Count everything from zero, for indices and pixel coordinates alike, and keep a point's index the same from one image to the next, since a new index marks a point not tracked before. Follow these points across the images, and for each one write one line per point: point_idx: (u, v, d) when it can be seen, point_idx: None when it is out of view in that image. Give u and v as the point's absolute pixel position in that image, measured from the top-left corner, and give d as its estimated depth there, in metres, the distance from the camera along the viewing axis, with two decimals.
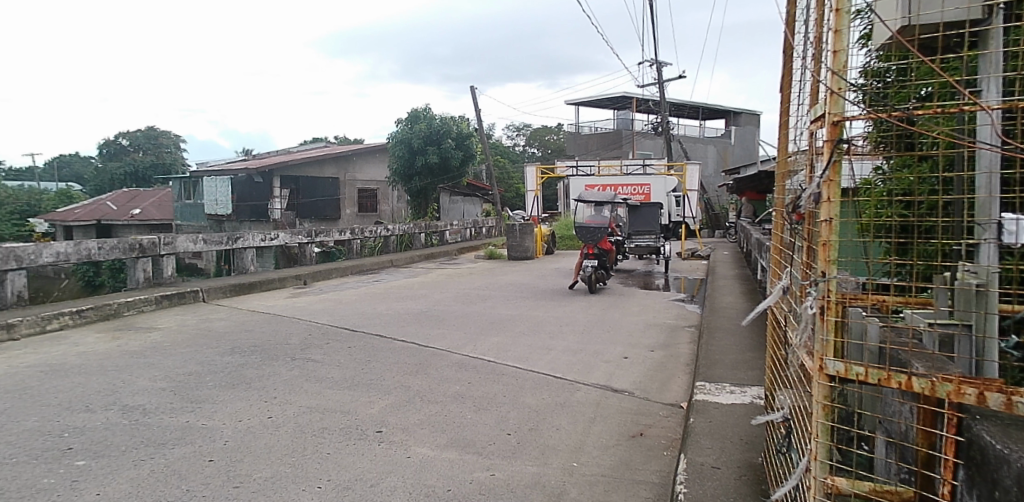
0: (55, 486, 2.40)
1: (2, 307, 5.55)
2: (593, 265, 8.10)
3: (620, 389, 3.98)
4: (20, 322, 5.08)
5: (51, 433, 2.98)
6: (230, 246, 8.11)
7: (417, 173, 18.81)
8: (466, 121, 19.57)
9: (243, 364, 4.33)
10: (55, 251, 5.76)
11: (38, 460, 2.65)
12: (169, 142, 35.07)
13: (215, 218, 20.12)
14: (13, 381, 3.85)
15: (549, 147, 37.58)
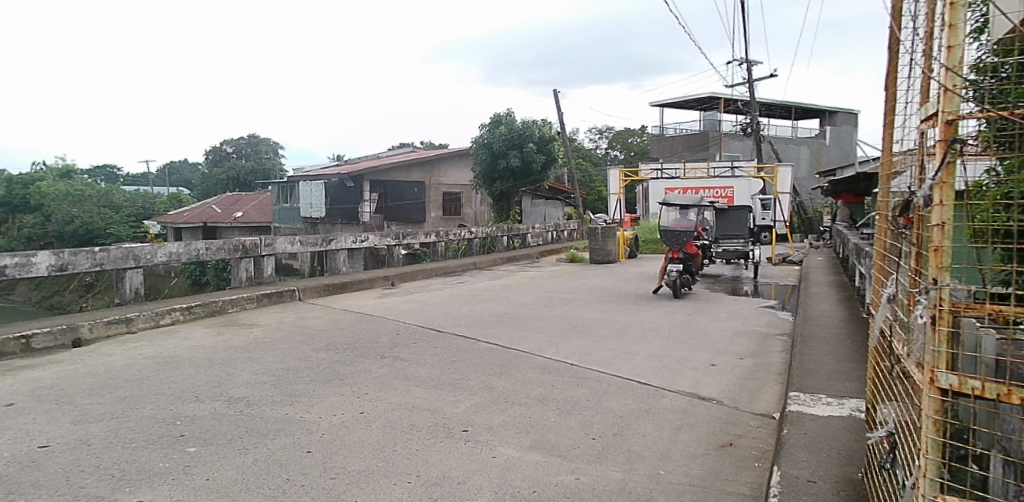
0: (170, 470, 2.64)
1: (122, 302, 6.11)
2: (678, 269, 7.86)
3: (708, 397, 3.85)
4: (137, 316, 5.61)
5: (166, 420, 3.29)
6: (324, 247, 8.60)
7: (499, 176, 19.09)
8: (548, 124, 19.62)
9: (336, 361, 4.58)
10: (167, 252, 6.33)
11: (156, 446, 2.92)
12: (269, 148, 36.78)
13: (310, 221, 21.25)
14: (137, 371, 4.28)
15: (632, 150, 36.97)
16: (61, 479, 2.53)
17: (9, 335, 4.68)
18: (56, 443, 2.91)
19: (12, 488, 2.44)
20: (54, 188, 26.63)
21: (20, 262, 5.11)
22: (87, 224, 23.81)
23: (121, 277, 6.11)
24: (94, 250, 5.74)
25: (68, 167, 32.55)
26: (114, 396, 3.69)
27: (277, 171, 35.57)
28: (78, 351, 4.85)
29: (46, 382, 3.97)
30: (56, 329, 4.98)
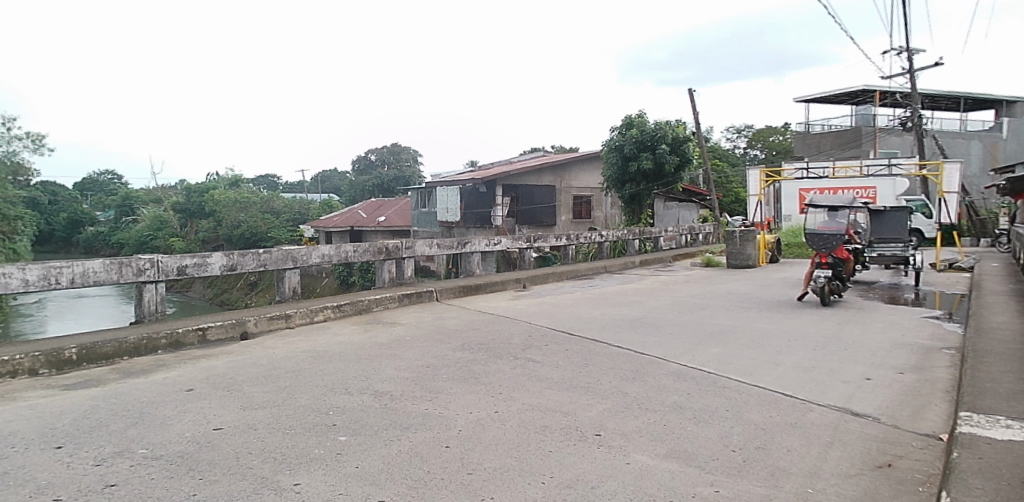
0: (324, 456, 2.93)
1: (282, 300, 6.85)
2: (827, 276, 7.17)
3: (860, 413, 3.49)
4: (295, 313, 6.28)
5: (321, 410, 3.67)
6: (459, 250, 9.02)
7: (631, 178, 18.74)
8: (683, 124, 18.95)
9: (471, 360, 4.80)
10: (320, 254, 7.03)
11: (314, 433, 3.27)
12: (410, 155, 39.96)
13: (446, 225, 22.30)
14: (296, 363, 4.80)
15: (774, 149, 34.54)
16: (233, 458, 2.89)
17: (189, 327, 5.40)
18: (228, 427, 3.34)
19: (195, 463, 2.82)
20: (231, 198, 30.76)
21: (198, 261, 5.88)
22: (253, 229, 27.75)
23: (281, 277, 6.85)
24: (258, 252, 6.48)
25: (239, 178, 37.47)
26: (276, 386, 4.17)
27: (416, 178, 38.12)
28: (247, 344, 5.54)
29: (222, 370, 4.59)
30: (228, 323, 5.69)
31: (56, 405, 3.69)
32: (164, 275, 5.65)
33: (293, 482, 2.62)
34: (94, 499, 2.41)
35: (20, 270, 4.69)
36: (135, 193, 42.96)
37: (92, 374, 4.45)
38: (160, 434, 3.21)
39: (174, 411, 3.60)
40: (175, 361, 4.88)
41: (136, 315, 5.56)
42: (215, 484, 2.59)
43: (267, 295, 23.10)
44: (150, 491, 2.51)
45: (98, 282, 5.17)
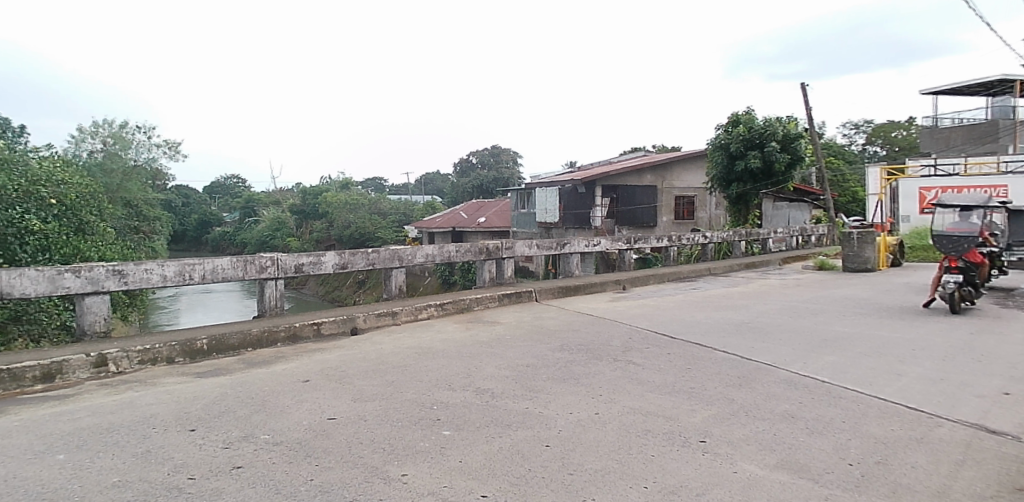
0: (429, 449, 3.09)
1: (389, 297, 7.24)
2: (957, 281, 6.41)
3: (1000, 430, 3.12)
4: (401, 310, 6.62)
5: (426, 405, 3.86)
6: (558, 251, 9.05)
7: (737, 177, 17.83)
8: (795, 121, 17.77)
9: (570, 361, 4.82)
10: (425, 253, 7.36)
11: (419, 426, 3.45)
12: (510, 157, 40.59)
13: (545, 226, 22.43)
14: (402, 359, 5.07)
15: (897, 145, 31.64)
16: (346, 447, 3.12)
17: (305, 322, 5.86)
18: (340, 417, 3.60)
19: (311, 450, 3.08)
20: (342, 199, 32.91)
21: (313, 260, 6.36)
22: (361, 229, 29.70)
23: (388, 276, 7.23)
24: (367, 252, 6.90)
25: (350, 181, 39.89)
26: (384, 380, 4.44)
27: (515, 179, 38.70)
28: (357, 339, 5.91)
29: (334, 364, 4.95)
30: (339, 318, 6.11)
31: (191, 391, 4.15)
32: (283, 272, 6.17)
33: (401, 473, 2.78)
34: (223, 479, 2.70)
35: (159, 266, 5.29)
36: (257, 196, 47.32)
37: (221, 364, 4.96)
38: (280, 421, 3.52)
39: (293, 401, 3.94)
40: (293, 353, 5.32)
41: (258, 309, 6.11)
42: (329, 471, 2.81)
43: (374, 293, 24.55)
44: (271, 474, 2.76)
45: (225, 278, 5.73)
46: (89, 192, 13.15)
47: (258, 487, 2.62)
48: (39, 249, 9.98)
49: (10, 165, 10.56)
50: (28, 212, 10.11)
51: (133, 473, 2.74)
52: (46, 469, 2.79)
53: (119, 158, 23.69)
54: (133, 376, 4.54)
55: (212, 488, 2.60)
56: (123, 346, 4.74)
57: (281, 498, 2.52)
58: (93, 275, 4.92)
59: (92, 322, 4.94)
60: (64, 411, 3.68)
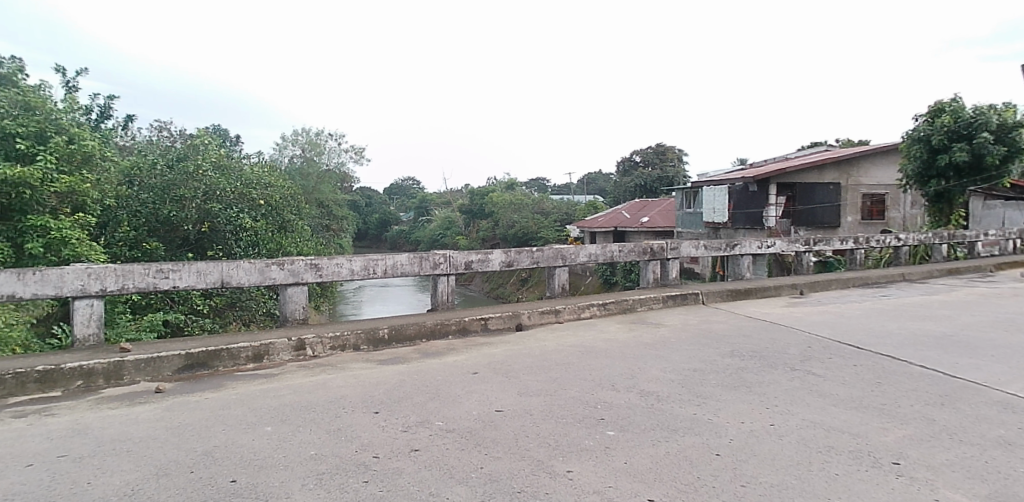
0: (594, 448, 3.18)
1: (553, 295, 7.47)
2: None
3: None
4: (564, 308, 6.80)
5: (591, 403, 3.95)
6: (728, 252, 8.56)
7: (939, 174, 15.35)
8: (1015, 108, 14.92)
9: (741, 368, 4.59)
10: (587, 252, 7.46)
11: (584, 424, 3.56)
12: (675, 155, 39.11)
13: (712, 226, 21.34)
14: (565, 357, 5.24)
15: None
16: (513, 439, 3.34)
17: (474, 316, 6.28)
18: (507, 410, 3.84)
19: (480, 440, 3.34)
20: (506, 199, 34.47)
21: (482, 258, 6.80)
22: (524, 229, 30.91)
23: (552, 274, 7.45)
24: (532, 250, 7.16)
25: (514, 182, 41.57)
26: (547, 376, 4.62)
27: (679, 178, 37.26)
28: (521, 335, 6.22)
29: (500, 358, 5.26)
30: (505, 314, 6.46)
31: (376, 377, 4.71)
32: (454, 269, 6.67)
33: (566, 469, 2.91)
34: (403, 460, 3.06)
35: (348, 261, 6.02)
36: (430, 197, 51.46)
37: (400, 353, 5.55)
38: (453, 410, 3.86)
39: (463, 392, 4.29)
40: (463, 346, 5.76)
41: (432, 302, 6.70)
42: (497, 461, 3.03)
43: (535, 291, 25.44)
44: (445, 459, 3.06)
45: (405, 273, 6.35)
46: (291, 194, 15.32)
47: (433, 470, 2.92)
48: (250, 244, 12.59)
49: (231, 171, 12.92)
50: (242, 212, 12.42)
51: (328, 448, 3.21)
52: (261, 438, 3.38)
53: (314, 164, 28.04)
54: (326, 360, 5.26)
55: (393, 468, 2.96)
56: (318, 333, 5.48)
57: (456, 482, 2.79)
58: (295, 268, 5.73)
59: (293, 310, 5.78)
60: (280, 389, 4.38)
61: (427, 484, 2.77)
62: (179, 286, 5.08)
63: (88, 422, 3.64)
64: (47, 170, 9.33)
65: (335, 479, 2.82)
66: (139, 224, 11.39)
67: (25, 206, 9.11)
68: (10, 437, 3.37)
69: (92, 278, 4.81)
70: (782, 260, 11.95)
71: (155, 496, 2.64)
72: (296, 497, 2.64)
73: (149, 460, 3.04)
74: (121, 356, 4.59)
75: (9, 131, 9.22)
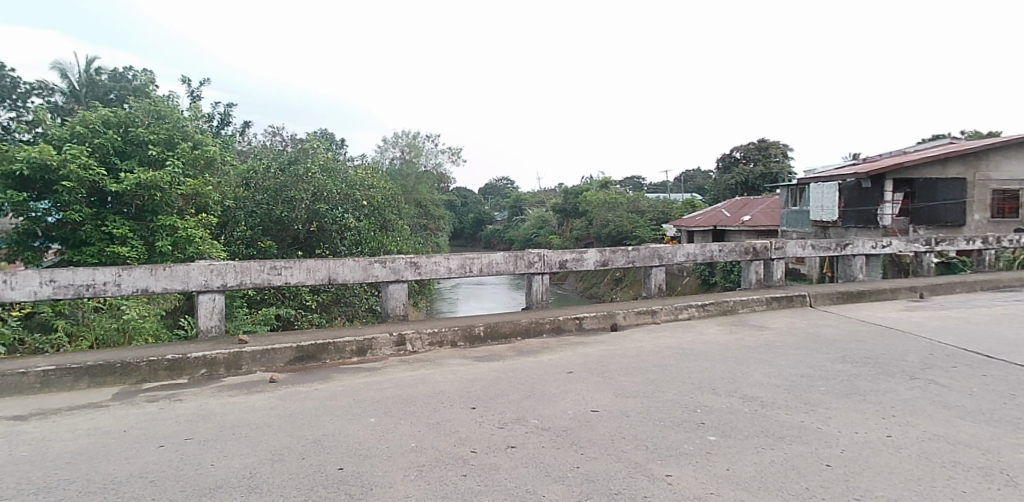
0: (694, 453, 3.14)
1: (649, 295, 7.36)
2: None
3: None
4: (660, 309, 6.69)
5: (689, 407, 3.89)
6: (839, 252, 7.99)
7: None
8: None
9: (853, 375, 4.31)
10: (686, 252, 7.28)
11: (683, 428, 3.52)
12: (779, 150, 36.60)
13: (820, 224, 19.95)
14: (661, 358, 5.16)
15: None
16: (609, 440, 3.37)
17: (569, 316, 6.34)
18: (603, 411, 3.88)
19: (576, 439, 3.40)
20: (602, 199, 34.50)
21: (576, 257, 6.84)
22: (619, 228, 30.46)
23: (648, 274, 7.34)
24: (628, 249, 7.08)
25: (608, 180, 40.96)
26: (644, 378, 4.59)
27: (784, 174, 34.88)
28: (616, 335, 6.20)
29: (595, 358, 5.29)
30: (600, 314, 6.46)
31: (473, 373, 4.90)
32: (549, 268, 6.76)
33: (665, 473, 2.91)
34: (499, 456, 3.19)
35: (446, 260, 6.29)
36: (524, 197, 52.01)
37: (495, 350, 5.73)
38: (548, 409, 3.95)
39: (558, 390, 4.36)
40: (558, 344, 5.85)
41: (526, 300, 6.85)
42: (593, 461, 3.08)
43: (630, 291, 25.01)
44: (540, 457, 3.16)
45: (500, 271, 6.52)
46: (392, 195, 16.04)
47: (529, 468, 3.03)
48: (354, 243, 13.32)
49: (337, 173, 13.76)
50: (346, 212, 13.27)
51: (428, 442, 3.41)
52: (367, 429, 3.64)
53: (413, 164, 29.33)
54: (425, 355, 5.55)
55: (490, 463, 3.09)
56: (417, 329, 5.78)
57: (553, 480, 2.88)
58: (396, 266, 6.07)
59: (394, 306, 6.14)
60: (385, 382, 4.69)
61: (523, 481, 2.88)
62: (292, 282, 5.54)
63: (221, 408, 4.09)
64: (174, 174, 10.50)
65: (437, 472, 2.99)
66: (255, 224, 12.78)
67: (156, 207, 10.33)
68: (152, 419, 3.84)
69: (214, 274, 5.32)
70: (898, 261, 11.00)
71: (276, 478, 2.94)
72: (399, 487, 2.83)
73: (269, 446, 3.37)
74: (239, 347, 5.07)
75: (142, 139, 10.53)
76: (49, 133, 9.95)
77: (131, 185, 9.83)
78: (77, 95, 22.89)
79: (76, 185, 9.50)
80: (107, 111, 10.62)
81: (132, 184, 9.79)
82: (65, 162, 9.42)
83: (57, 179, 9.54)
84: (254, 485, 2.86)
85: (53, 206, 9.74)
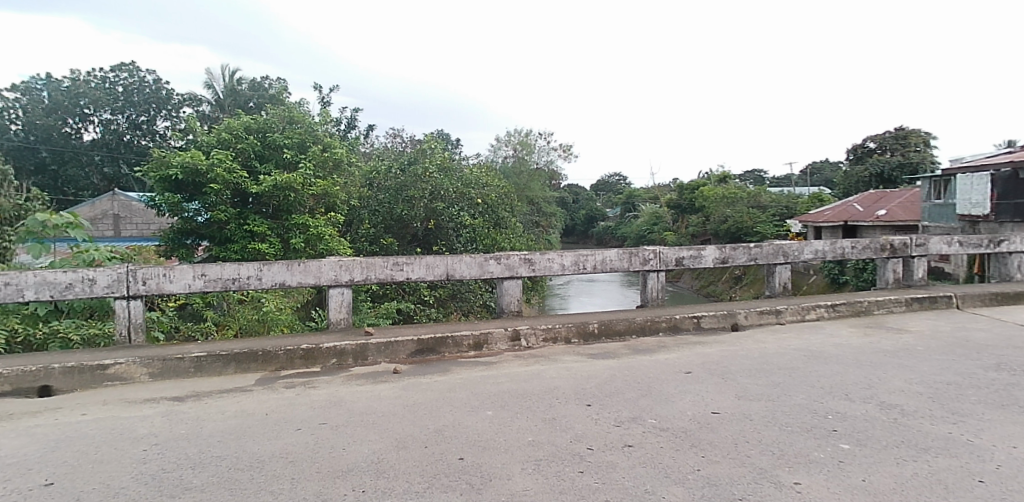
0: (824, 461, 3.04)
1: (772, 294, 7.04)
2: None
3: None
4: (785, 309, 6.38)
5: (819, 413, 3.73)
6: (993, 249, 7.16)
7: None
8: None
9: (1012, 384, 3.90)
10: (814, 249, 6.86)
11: (812, 435, 3.40)
12: (920, 139, 32.75)
13: (968, 220, 17.60)
14: (787, 361, 4.95)
15: None
16: (731, 444, 3.35)
17: (686, 315, 6.24)
18: (724, 413, 3.83)
19: (695, 441, 3.42)
20: (719, 194, 32.91)
21: (694, 254, 6.70)
22: (738, 224, 28.89)
23: (772, 271, 7.01)
24: (750, 246, 6.80)
25: (726, 175, 38.96)
26: (768, 380, 4.45)
27: (926, 166, 31.11)
28: (737, 335, 6.01)
29: (715, 358, 5.19)
30: (720, 313, 6.29)
31: (588, 370, 5.02)
32: (664, 265, 6.70)
33: (793, 481, 2.85)
34: (616, 454, 3.29)
35: (559, 257, 6.43)
36: (636, 193, 50.89)
37: (610, 348, 5.79)
38: (666, 409, 3.97)
39: (676, 390, 4.36)
40: (674, 344, 5.79)
41: (641, 298, 6.83)
42: (715, 465, 3.09)
43: (751, 289, 23.67)
44: (659, 458, 3.22)
45: (614, 268, 6.56)
46: (506, 193, 16.45)
47: (647, 468, 3.10)
48: (470, 240, 13.87)
49: (453, 172, 14.40)
50: (461, 210, 13.88)
51: (545, 437, 3.59)
52: (487, 422, 3.90)
53: (525, 162, 29.91)
54: (539, 351, 5.75)
55: (607, 461, 3.21)
56: (531, 325, 6.00)
57: (673, 482, 2.93)
58: (510, 263, 6.33)
59: (508, 302, 6.41)
60: (502, 377, 4.95)
61: (642, 481, 2.96)
62: (412, 277, 5.98)
63: (358, 396, 4.55)
64: (307, 176, 11.61)
65: (556, 467, 3.16)
66: (377, 222, 13.80)
67: (290, 207, 11.48)
68: (299, 405, 4.36)
69: (342, 270, 5.84)
70: None
71: (409, 464, 3.25)
72: (517, 479, 3.02)
73: (401, 433, 3.73)
74: (366, 339, 5.56)
75: (277, 143, 11.77)
76: (200, 140, 11.46)
77: (269, 186, 11.02)
78: (224, 103, 27.04)
79: (221, 187, 10.80)
80: (248, 118, 11.97)
81: (270, 186, 10.98)
82: (213, 166, 10.75)
83: (207, 181, 10.87)
84: (390, 469, 3.20)
85: (202, 207, 11.21)
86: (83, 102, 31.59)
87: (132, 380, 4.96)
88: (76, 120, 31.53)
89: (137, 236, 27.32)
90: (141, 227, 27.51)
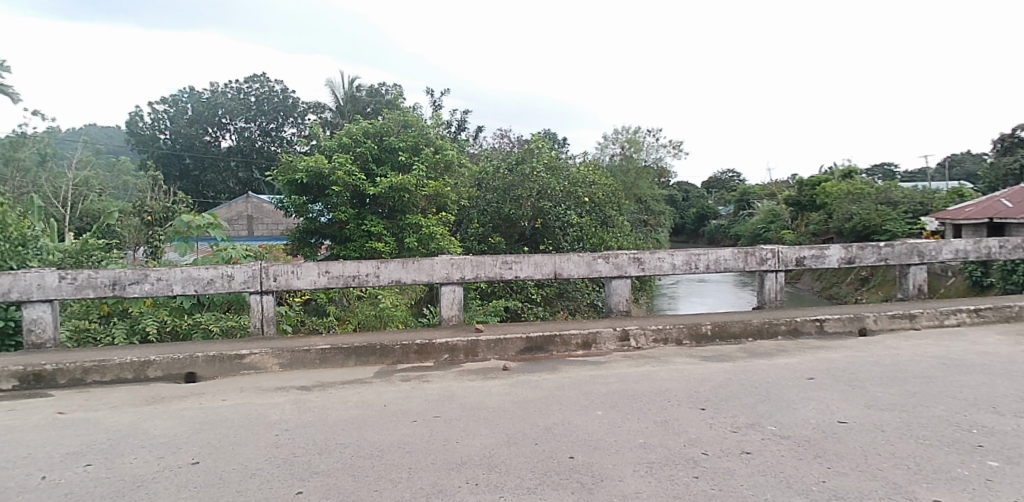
0: (968, 480, 2.88)
1: (904, 296, 6.56)
2: None
3: None
4: (921, 313, 5.93)
5: (962, 426, 3.50)
6: None
7: None
8: None
9: None
10: (955, 248, 6.30)
11: (955, 450, 3.21)
12: None
13: None
14: (924, 369, 4.64)
15: None
16: (860, 456, 3.25)
17: (808, 317, 5.98)
18: (851, 423, 3.70)
19: (819, 451, 3.35)
20: (844, 190, 30.42)
21: (816, 254, 6.38)
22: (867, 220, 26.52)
23: (904, 272, 6.52)
24: (880, 245, 6.37)
25: (852, 169, 35.90)
26: (902, 389, 4.21)
27: None
28: (867, 341, 5.67)
29: (842, 364, 4.96)
30: (845, 317, 5.96)
31: (701, 373, 5.00)
32: (783, 265, 6.45)
33: (931, 498, 2.73)
34: (733, 461, 3.32)
35: (669, 256, 6.40)
36: (750, 189, 48.31)
37: (724, 350, 5.70)
38: (786, 416, 3.90)
39: (797, 397, 4.25)
40: (795, 348, 5.59)
41: (758, 299, 6.62)
42: (843, 477, 3.03)
43: (882, 291, 21.66)
44: (779, 467, 3.20)
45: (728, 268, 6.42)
46: (613, 191, 16.42)
47: (767, 476, 3.11)
48: (576, 239, 14.00)
49: (560, 171, 14.63)
50: (568, 208, 14.07)
51: (657, 439, 3.68)
52: (599, 421, 4.05)
53: (633, 160, 29.53)
54: (649, 352, 5.80)
55: (723, 467, 3.25)
56: (640, 325, 6.05)
57: (795, 492, 2.91)
58: (619, 262, 6.40)
59: (616, 302, 6.50)
60: (613, 377, 5.07)
61: (762, 489, 2.97)
62: (521, 275, 6.26)
63: (478, 391, 4.88)
64: (420, 177, 12.36)
65: (672, 470, 3.25)
66: (485, 221, 14.32)
67: (404, 207, 12.27)
68: (421, 398, 4.77)
69: (454, 267, 6.25)
70: None
71: (528, 459, 3.49)
72: (630, 480, 3.16)
73: (520, 429, 3.98)
74: (478, 336, 5.92)
75: (393, 146, 12.66)
76: (324, 145, 12.57)
77: (385, 188, 11.86)
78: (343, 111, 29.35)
79: (342, 189, 11.78)
80: (366, 123, 12.97)
81: (386, 187, 11.82)
82: (335, 169, 11.78)
83: (329, 184, 11.90)
84: (505, 463, 3.46)
85: (325, 208, 12.26)
86: (220, 112, 35.77)
87: (266, 369, 5.64)
88: (214, 128, 35.81)
89: (267, 235, 30.32)
90: (272, 227, 30.53)
